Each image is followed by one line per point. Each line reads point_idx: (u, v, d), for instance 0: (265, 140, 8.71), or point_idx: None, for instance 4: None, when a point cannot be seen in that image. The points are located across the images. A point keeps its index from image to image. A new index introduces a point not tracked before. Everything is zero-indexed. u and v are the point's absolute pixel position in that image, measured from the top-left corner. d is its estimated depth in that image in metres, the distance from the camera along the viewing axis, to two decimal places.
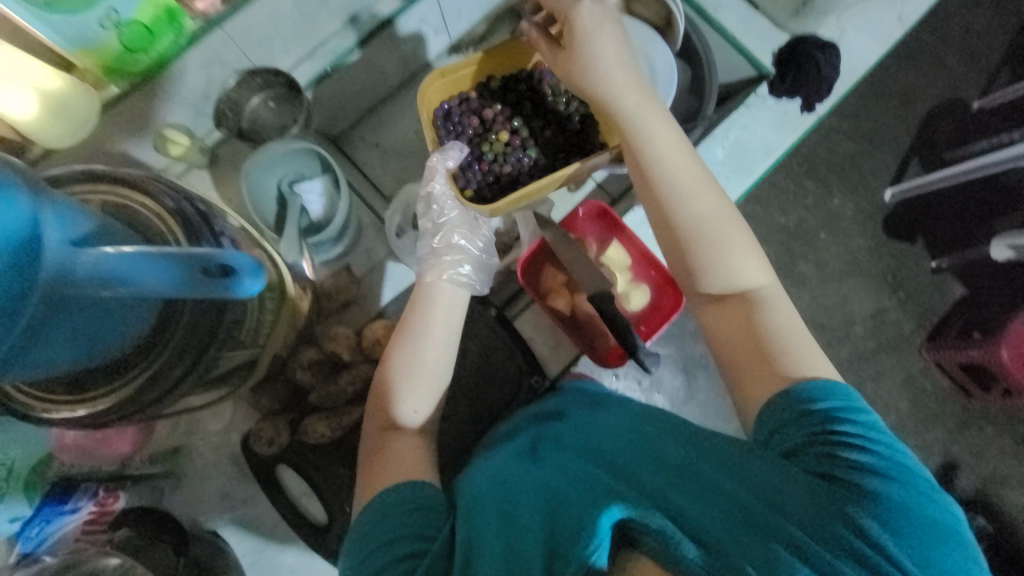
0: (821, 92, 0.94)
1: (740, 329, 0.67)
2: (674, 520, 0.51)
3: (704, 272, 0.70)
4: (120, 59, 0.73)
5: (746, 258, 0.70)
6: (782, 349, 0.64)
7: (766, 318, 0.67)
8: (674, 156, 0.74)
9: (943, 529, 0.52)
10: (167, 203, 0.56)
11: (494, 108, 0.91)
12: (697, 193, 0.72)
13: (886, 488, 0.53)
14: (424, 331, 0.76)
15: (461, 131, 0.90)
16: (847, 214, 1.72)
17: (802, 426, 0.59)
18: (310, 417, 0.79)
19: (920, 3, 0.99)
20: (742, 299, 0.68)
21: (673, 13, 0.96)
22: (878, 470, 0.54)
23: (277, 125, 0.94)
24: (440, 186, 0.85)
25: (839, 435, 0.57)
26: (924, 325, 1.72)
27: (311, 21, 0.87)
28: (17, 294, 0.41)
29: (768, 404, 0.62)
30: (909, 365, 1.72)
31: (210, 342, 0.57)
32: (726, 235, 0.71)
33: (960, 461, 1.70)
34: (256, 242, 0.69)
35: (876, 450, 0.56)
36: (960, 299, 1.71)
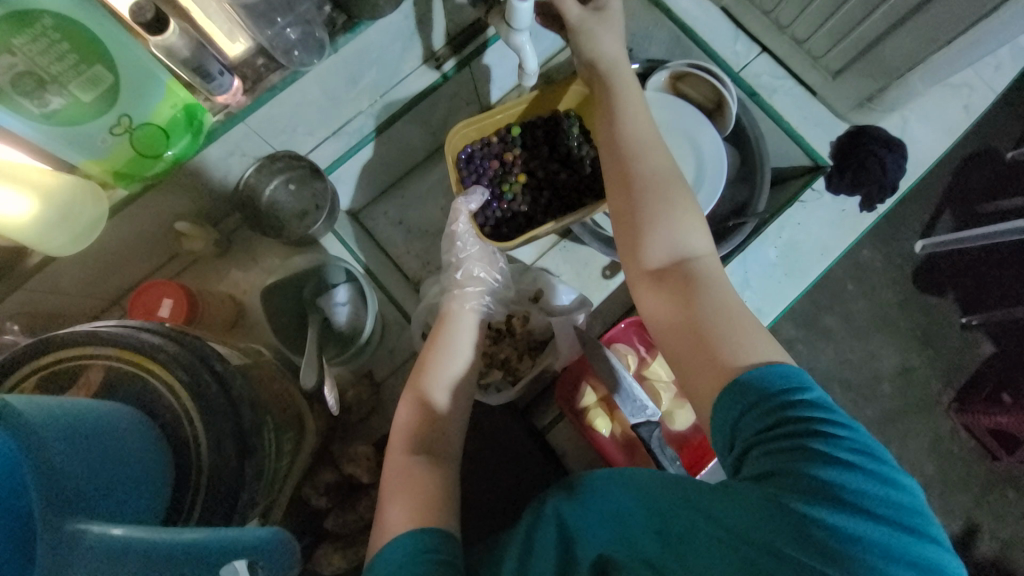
0: (884, 191, 0.87)
1: (681, 304, 0.58)
2: (646, 559, 0.47)
3: (652, 242, 0.64)
4: (132, 163, 0.68)
5: (694, 228, 0.64)
6: (722, 329, 0.54)
7: (709, 294, 0.58)
8: (634, 128, 0.70)
9: (909, 520, 0.41)
10: (180, 377, 0.48)
11: (513, 152, 0.88)
12: (664, 175, 0.67)
13: (845, 478, 0.42)
14: (451, 347, 0.73)
15: (482, 174, 0.87)
16: (876, 265, 1.39)
17: (750, 416, 0.48)
18: (326, 549, 0.73)
19: (987, 94, 0.93)
20: (686, 273, 0.60)
21: (724, 98, 0.89)
22: (833, 454, 0.43)
23: (296, 210, 0.87)
24: (462, 224, 0.81)
25: (791, 421, 0.46)
26: (954, 381, 1.36)
27: (338, 103, 0.80)
28: (26, 541, 0.31)
29: (716, 403, 0.51)
30: (936, 426, 1.35)
31: (230, 510, 0.47)
32: (678, 204, 0.65)
33: (985, 528, 1.34)
34: (269, 371, 0.62)
35: (833, 433, 0.44)
36: (993, 355, 1.37)
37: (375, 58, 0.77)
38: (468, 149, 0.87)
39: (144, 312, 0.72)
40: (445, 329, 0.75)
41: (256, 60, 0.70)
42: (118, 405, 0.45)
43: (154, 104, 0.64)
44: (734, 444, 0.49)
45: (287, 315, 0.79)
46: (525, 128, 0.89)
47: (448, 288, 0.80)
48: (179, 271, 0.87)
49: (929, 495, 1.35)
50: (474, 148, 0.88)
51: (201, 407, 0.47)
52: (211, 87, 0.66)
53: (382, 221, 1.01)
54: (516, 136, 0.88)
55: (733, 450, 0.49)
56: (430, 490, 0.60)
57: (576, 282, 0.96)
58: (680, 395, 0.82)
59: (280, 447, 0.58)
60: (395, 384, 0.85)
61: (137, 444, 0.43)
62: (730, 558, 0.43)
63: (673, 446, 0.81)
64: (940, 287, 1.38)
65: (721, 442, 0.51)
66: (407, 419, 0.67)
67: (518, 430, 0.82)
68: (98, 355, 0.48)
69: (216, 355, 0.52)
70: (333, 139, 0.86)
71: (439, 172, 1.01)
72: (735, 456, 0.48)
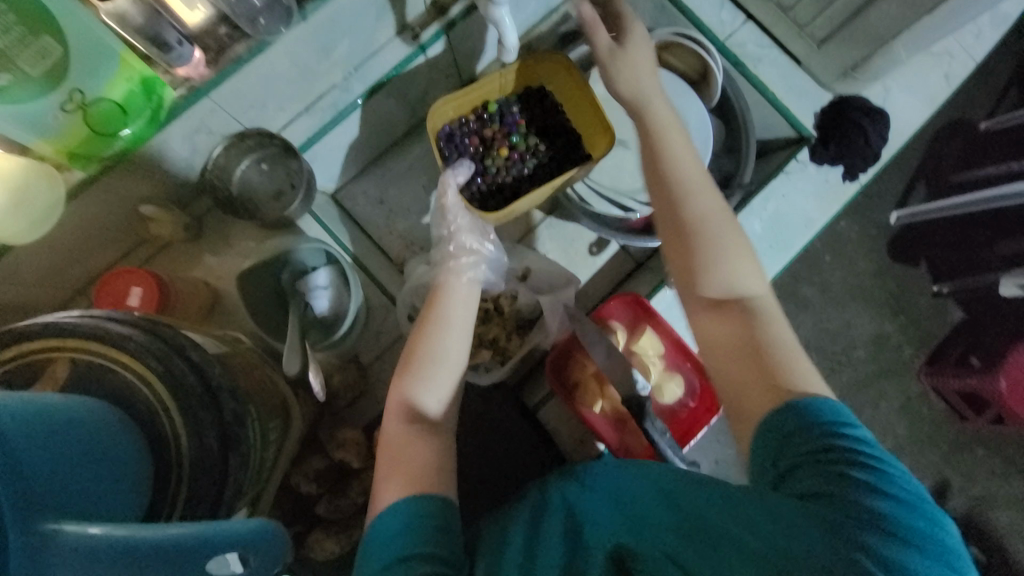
0: (866, 162, 0.87)
1: (739, 334, 0.55)
2: (663, 550, 0.46)
3: (703, 273, 0.59)
4: (89, 142, 0.63)
5: (749, 264, 0.60)
6: (782, 365, 0.52)
7: (768, 329, 0.55)
8: (678, 159, 0.66)
9: (950, 559, 0.41)
10: (154, 366, 0.46)
11: (492, 126, 0.85)
12: (714, 212, 0.62)
13: (893, 510, 0.42)
14: (447, 320, 0.67)
15: (463, 149, 0.84)
16: (851, 237, 1.42)
17: (798, 443, 0.47)
18: (319, 534, 0.72)
19: (967, 63, 0.93)
20: (745, 306, 0.57)
21: (710, 68, 0.88)
22: (879, 486, 0.43)
23: (268, 191, 0.83)
24: (451, 196, 0.79)
25: (839, 450, 0.45)
26: (923, 348, 1.41)
27: (310, 76, 0.76)
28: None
29: (761, 422, 0.50)
30: (906, 390, 1.41)
31: (222, 495, 0.46)
32: (728, 239, 0.61)
33: (954, 485, 1.40)
34: (249, 360, 0.60)
35: (875, 465, 0.45)
36: (962, 321, 1.41)
37: (347, 28, 0.72)
38: (449, 125, 0.84)
39: (111, 303, 0.68)
40: (441, 300, 0.70)
41: (218, 29, 0.65)
42: (88, 399, 0.42)
43: (106, 79, 0.60)
44: (775, 464, 0.48)
45: (268, 302, 0.78)
46: (503, 103, 0.86)
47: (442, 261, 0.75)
48: (147, 258, 0.82)
49: (900, 455, 1.41)
50: (455, 124, 0.85)
51: (178, 398, 0.46)
52: (170, 59, 0.62)
53: (361, 202, 0.97)
54: (494, 112, 0.85)
55: (772, 470, 0.48)
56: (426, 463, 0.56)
57: (564, 260, 0.95)
58: (669, 368, 0.82)
59: (264, 436, 0.57)
60: (382, 368, 0.84)
61: (113, 437, 0.42)
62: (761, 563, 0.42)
63: (663, 418, 0.82)
64: (914, 257, 1.42)
65: (759, 462, 0.49)
66: (405, 394, 0.61)
67: (508, 409, 0.81)
68: (65, 345, 0.46)
69: (188, 343, 0.49)
70: (307, 115, 0.82)
71: (419, 149, 0.98)
72: (778, 483, 0.47)
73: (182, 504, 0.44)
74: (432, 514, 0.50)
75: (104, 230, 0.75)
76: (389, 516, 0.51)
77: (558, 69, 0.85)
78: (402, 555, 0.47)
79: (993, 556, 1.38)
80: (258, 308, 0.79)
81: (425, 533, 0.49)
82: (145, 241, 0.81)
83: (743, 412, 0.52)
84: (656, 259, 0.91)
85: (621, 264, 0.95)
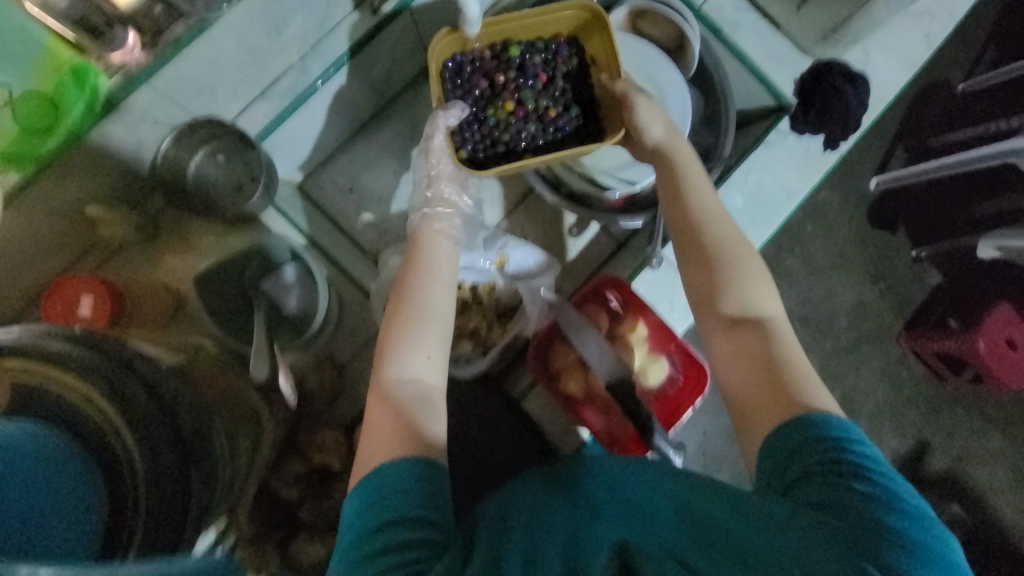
0: (847, 129, 0.85)
1: (759, 358, 0.54)
2: (671, 553, 0.41)
3: (721, 302, 0.59)
4: (23, 140, 0.60)
5: (765, 286, 0.59)
6: (802, 383, 0.52)
7: (786, 347, 0.55)
8: (699, 195, 0.64)
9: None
10: (103, 387, 0.42)
11: (506, 73, 0.77)
12: (732, 246, 0.61)
13: (903, 526, 0.41)
14: (429, 272, 0.64)
15: (467, 88, 0.76)
16: (832, 205, 1.41)
17: (806, 455, 0.46)
18: (302, 539, 0.70)
19: (947, 21, 0.90)
20: (763, 327, 0.56)
21: (687, 36, 0.84)
22: (886, 500, 0.42)
23: (228, 184, 0.78)
24: (439, 140, 0.73)
25: (845, 463, 0.45)
26: (904, 312, 1.42)
27: (261, 57, 0.70)
28: None
29: (768, 436, 0.50)
30: (888, 354, 1.42)
31: (186, 517, 0.44)
32: (748, 270, 0.60)
33: (934, 445, 1.43)
34: (208, 371, 0.57)
35: (881, 481, 0.44)
36: (940, 284, 1.42)
37: (297, 3, 0.67)
38: (459, 57, 0.77)
39: (61, 313, 0.64)
40: (421, 250, 0.67)
41: (153, 7, 0.58)
42: (33, 427, 0.39)
43: (33, 70, 0.58)
44: (782, 474, 0.47)
45: (228, 301, 0.75)
46: (526, 49, 0.78)
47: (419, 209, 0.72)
48: (103, 262, 0.76)
49: (882, 419, 1.42)
50: (466, 57, 0.77)
51: (129, 419, 0.43)
52: (100, 45, 0.57)
53: (329, 193, 0.92)
54: (513, 57, 0.77)
55: (778, 481, 0.47)
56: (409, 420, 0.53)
57: (543, 243, 0.92)
58: (653, 349, 0.80)
59: (236, 450, 0.55)
60: (360, 366, 0.81)
61: (62, 465, 0.39)
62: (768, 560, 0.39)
63: (647, 403, 0.80)
64: (893, 222, 1.41)
65: (766, 475, 0.49)
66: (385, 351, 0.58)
67: (491, 400, 0.79)
68: (3, 367, 0.42)
69: (140, 359, 0.47)
70: (263, 100, 0.75)
71: (387, 134, 0.92)
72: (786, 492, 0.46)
73: (141, 531, 0.41)
74: (427, 479, 0.47)
75: (50, 237, 0.70)
76: (375, 477, 0.48)
77: (586, 26, 0.79)
78: (390, 520, 0.45)
79: (968, 510, 1.42)
80: (218, 306, 0.74)
81: (416, 496, 0.46)
82: (95, 245, 0.75)
83: (746, 419, 0.53)
84: (637, 238, 0.89)
85: (602, 246, 0.92)
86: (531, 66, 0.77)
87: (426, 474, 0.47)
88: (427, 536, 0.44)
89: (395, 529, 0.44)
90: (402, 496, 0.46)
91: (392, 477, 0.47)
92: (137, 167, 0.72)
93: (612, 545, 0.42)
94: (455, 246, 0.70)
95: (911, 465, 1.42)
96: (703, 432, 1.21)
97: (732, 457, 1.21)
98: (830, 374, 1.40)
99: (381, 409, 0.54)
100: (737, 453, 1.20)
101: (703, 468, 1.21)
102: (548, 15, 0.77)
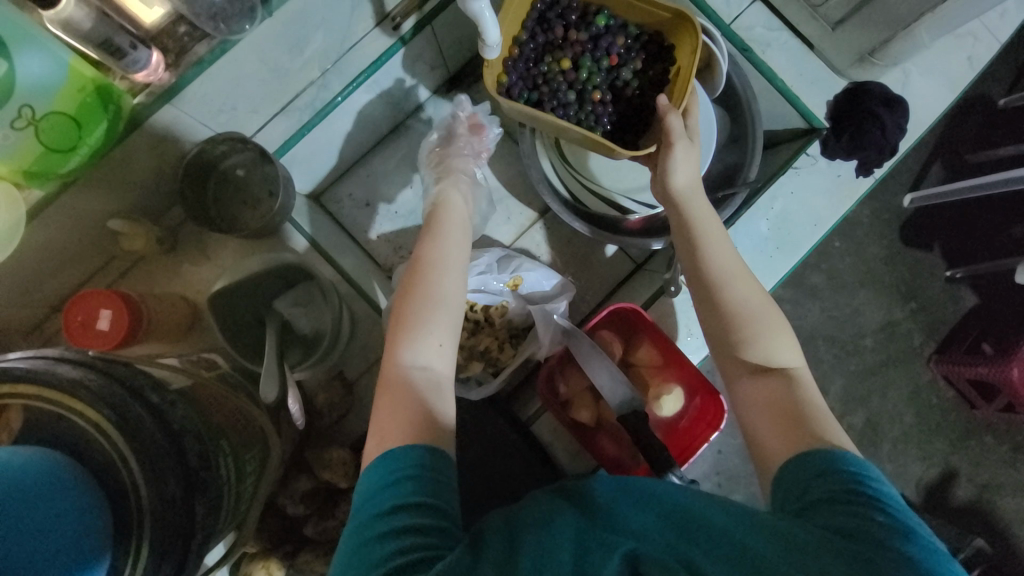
0: (882, 155, 0.81)
1: (782, 405, 0.52)
2: (674, 555, 0.39)
3: (747, 348, 0.56)
4: (44, 161, 0.58)
5: (788, 339, 0.57)
6: (823, 425, 0.50)
7: (809, 397, 0.53)
8: (712, 242, 0.62)
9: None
10: (107, 414, 0.43)
11: (581, 33, 0.74)
12: (756, 303, 0.59)
13: (924, 557, 0.39)
14: (444, 261, 0.63)
15: (541, 38, 0.75)
16: (862, 221, 1.35)
17: (821, 484, 0.44)
18: (307, 555, 0.70)
19: (992, 43, 0.86)
20: (789, 379, 0.54)
21: (714, 57, 0.80)
22: (902, 530, 0.40)
23: (247, 198, 0.79)
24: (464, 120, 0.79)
25: (860, 492, 0.43)
26: (935, 335, 1.35)
27: (283, 75, 0.71)
28: None
29: (783, 466, 0.48)
30: (915, 379, 1.35)
31: (188, 539, 0.45)
32: (773, 325, 0.57)
33: (962, 474, 1.36)
34: (211, 396, 0.58)
35: (897, 514, 0.42)
36: (975, 306, 1.35)
37: (319, 19, 0.67)
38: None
39: (79, 323, 0.65)
40: (436, 237, 0.66)
41: (178, 28, 0.61)
42: (37, 454, 0.40)
43: (55, 90, 0.55)
44: (795, 503, 0.45)
45: (239, 316, 0.73)
46: (614, 26, 0.74)
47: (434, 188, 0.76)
48: (125, 271, 0.80)
49: (907, 445, 1.36)
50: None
51: (135, 445, 0.43)
52: (125, 65, 0.57)
53: (345, 204, 0.92)
54: (596, 25, 0.74)
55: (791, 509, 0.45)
56: (416, 414, 0.52)
57: (558, 262, 0.91)
58: (668, 381, 0.78)
59: (241, 470, 0.56)
60: (369, 383, 0.81)
61: (68, 492, 0.39)
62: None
63: (661, 433, 0.79)
64: (926, 242, 1.35)
65: (779, 504, 0.47)
66: (398, 343, 0.56)
67: (500, 423, 0.78)
68: (17, 393, 0.43)
69: (145, 385, 0.48)
70: (283, 116, 0.76)
71: (405, 147, 0.92)
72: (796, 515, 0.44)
73: (147, 555, 0.41)
74: (433, 466, 0.46)
75: (76, 248, 0.73)
76: (381, 461, 0.47)
77: (678, 32, 0.71)
78: (393, 506, 0.44)
79: (996, 544, 1.35)
80: (233, 324, 0.72)
81: (421, 483, 0.45)
82: (117, 256, 0.79)
83: (767, 468, 0.50)
84: (655, 261, 0.86)
85: (619, 267, 0.91)
86: (607, 45, 0.73)
87: (432, 463, 0.47)
88: (431, 523, 0.43)
89: (399, 514, 0.43)
90: (403, 482, 0.45)
91: (397, 463, 0.46)
92: (161, 183, 0.76)
93: (624, 556, 0.39)
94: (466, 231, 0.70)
95: (935, 493, 1.35)
96: (718, 450, 1.17)
97: (748, 477, 1.17)
98: (852, 397, 1.34)
99: (394, 395, 0.54)
100: (752, 476, 1.16)
101: (716, 487, 1.17)
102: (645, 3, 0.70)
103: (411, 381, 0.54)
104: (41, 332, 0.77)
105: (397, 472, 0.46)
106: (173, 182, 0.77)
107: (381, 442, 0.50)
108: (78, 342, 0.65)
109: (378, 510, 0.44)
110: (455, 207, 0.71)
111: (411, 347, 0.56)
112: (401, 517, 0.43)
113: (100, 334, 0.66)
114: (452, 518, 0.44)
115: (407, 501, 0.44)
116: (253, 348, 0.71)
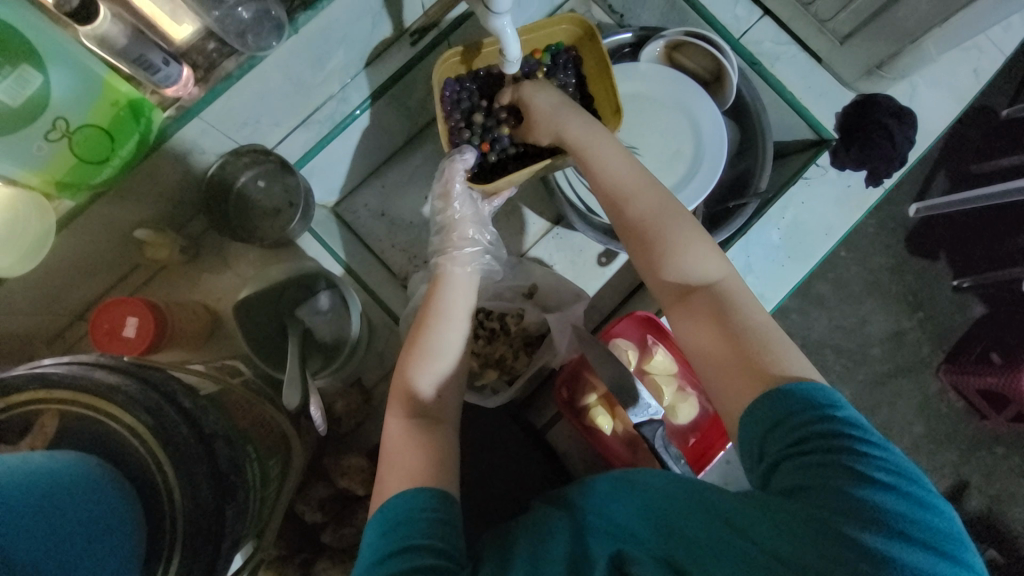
0: (892, 166, 0.82)
1: (721, 352, 0.53)
2: (659, 558, 0.44)
3: (662, 272, 0.60)
4: (78, 173, 0.60)
5: (711, 253, 0.60)
6: (772, 353, 0.51)
7: (743, 317, 0.55)
8: (600, 179, 0.66)
9: (943, 544, 0.40)
10: (144, 418, 0.44)
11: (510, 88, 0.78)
12: (661, 212, 0.62)
13: (884, 498, 0.41)
14: (445, 311, 0.65)
15: (458, 109, 0.77)
16: (868, 230, 1.36)
17: (782, 430, 0.46)
18: (324, 564, 0.71)
19: (996, 58, 0.88)
20: (710, 297, 0.57)
21: (725, 68, 0.83)
22: (867, 473, 0.42)
23: (268, 208, 0.82)
24: (457, 184, 0.73)
25: (822, 436, 0.44)
26: (942, 344, 1.35)
27: (305, 89, 0.72)
28: None
29: (743, 412, 0.49)
30: (923, 388, 1.35)
31: (219, 544, 0.45)
32: (679, 235, 0.61)
33: (973, 484, 1.36)
34: (237, 401, 0.59)
35: (862, 450, 0.43)
36: (983, 316, 1.34)
37: (340, 36, 0.68)
38: (454, 83, 0.77)
39: (108, 331, 0.67)
40: (441, 289, 0.68)
41: (207, 44, 0.62)
42: (71, 462, 0.40)
43: (89, 103, 0.57)
44: (761, 457, 0.47)
45: (263, 326, 0.74)
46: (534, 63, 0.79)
47: (442, 228, 0.74)
48: (147, 279, 0.82)
49: (916, 455, 1.36)
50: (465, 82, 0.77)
51: (170, 449, 0.44)
52: (156, 80, 0.58)
53: (361, 214, 0.92)
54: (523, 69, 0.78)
55: (759, 463, 0.47)
56: (429, 461, 0.55)
57: (571, 271, 0.92)
58: (682, 387, 0.80)
59: (266, 475, 0.57)
60: (385, 390, 0.84)
61: (103, 500, 0.39)
62: (747, 563, 0.41)
63: (676, 440, 0.80)
64: (932, 251, 1.35)
65: (749, 454, 0.48)
66: (409, 381, 0.60)
67: (514, 428, 0.79)
68: (53, 399, 0.44)
69: (176, 391, 0.49)
70: (303, 129, 0.79)
71: (420, 159, 0.93)
72: (764, 468, 0.46)
73: (177, 565, 0.42)
74: (434, 508, 0.49)
75: (100, 257, 0.75)
76: (392, 503, 0.49)
77: (580, 40, 0.80)
78: (398, 548, 0.46)
79: (1010, 558, 1.33)
80: (257, 332, 0.74)
81: (423, 523, 0.47)
82: (141, 264, 0.81)
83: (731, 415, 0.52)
84: None
85: (632, 275, 0.92)
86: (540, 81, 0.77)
87: (435, 503, 0.49)
88: (433, 563, 0.44)
89: (403, 556, 0.45)
90: (410, 523, 0.47)
91: (400, 507, 0.49)
92: (184, 195, 0.78)
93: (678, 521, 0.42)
94: (471, 275, 0.71)
95: None
96: None
97: None
98: (862, 407, 1.34)
99: (399, 434, 0.57)
100: None
101: None
102: (543, 30, 0.79)
103: (422, 411, 0.59)
104: (62, 341, 0.79)
105: (400, 515, 0.48)
106: (194, 194, 0.79)
107: (398, 475, 0.53)
108: (107, 350, 0.67)
109: (384, 550, 0.46)
110: (465, 263, 0.71)
111: (421, 384, 0.60)
112: (405, 559, 0.45)
113: (127, 341, 0.67)
114: (456, 558, 0.46)
115: (412, 542, 0.46)
116: (274, 356, 0.73)
